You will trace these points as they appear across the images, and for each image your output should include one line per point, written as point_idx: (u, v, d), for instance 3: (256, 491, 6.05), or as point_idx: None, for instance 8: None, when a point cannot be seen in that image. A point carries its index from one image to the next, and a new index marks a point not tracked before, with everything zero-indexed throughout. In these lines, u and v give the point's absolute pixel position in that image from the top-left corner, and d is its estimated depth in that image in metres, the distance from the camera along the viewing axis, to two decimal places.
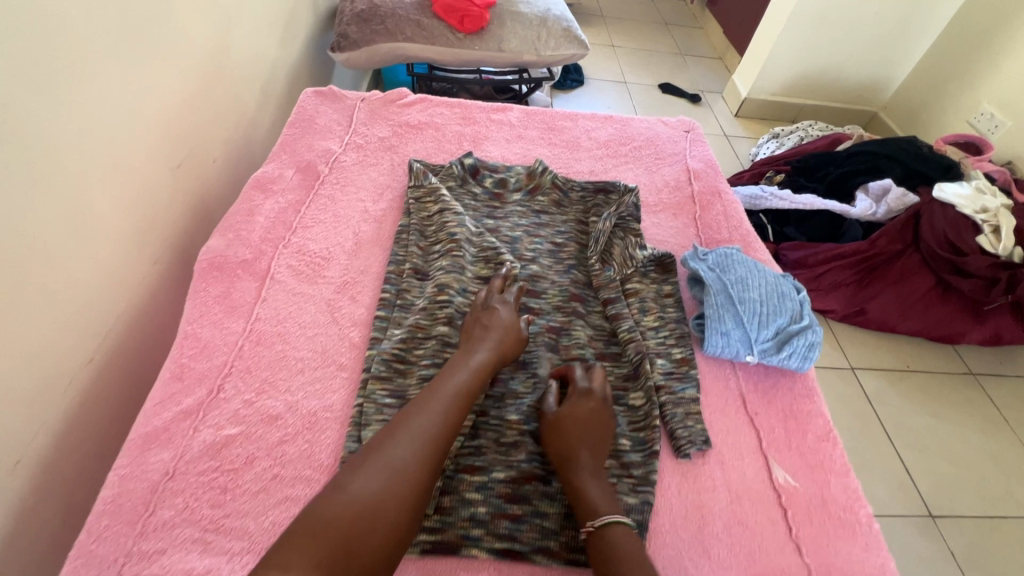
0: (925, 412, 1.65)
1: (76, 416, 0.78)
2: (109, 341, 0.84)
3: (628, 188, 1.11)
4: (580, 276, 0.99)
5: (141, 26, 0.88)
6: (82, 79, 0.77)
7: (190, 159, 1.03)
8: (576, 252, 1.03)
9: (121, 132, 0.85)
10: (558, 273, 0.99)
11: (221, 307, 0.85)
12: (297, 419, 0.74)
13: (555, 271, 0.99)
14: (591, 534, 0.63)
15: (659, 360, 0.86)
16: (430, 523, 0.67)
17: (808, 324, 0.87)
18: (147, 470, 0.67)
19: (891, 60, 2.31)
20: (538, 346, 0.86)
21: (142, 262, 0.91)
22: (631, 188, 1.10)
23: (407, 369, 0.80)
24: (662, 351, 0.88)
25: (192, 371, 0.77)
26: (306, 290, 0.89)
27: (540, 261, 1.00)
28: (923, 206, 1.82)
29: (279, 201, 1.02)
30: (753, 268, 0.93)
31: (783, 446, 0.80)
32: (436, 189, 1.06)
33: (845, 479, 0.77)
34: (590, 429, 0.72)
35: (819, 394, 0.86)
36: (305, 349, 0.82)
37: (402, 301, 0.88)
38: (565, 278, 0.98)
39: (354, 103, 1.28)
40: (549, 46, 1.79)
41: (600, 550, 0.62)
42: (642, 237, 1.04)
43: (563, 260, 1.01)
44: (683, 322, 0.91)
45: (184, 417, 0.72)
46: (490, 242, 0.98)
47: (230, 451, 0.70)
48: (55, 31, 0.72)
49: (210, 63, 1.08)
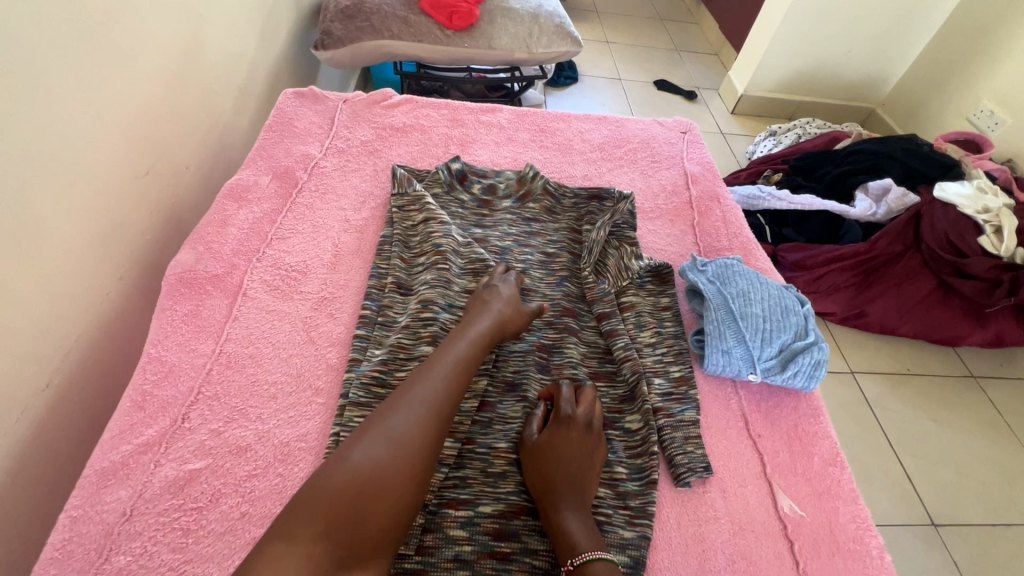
0: (928, 418, 1.61)
1: (31, 447, 0.72)
2: (68, 364, 0.78)
3: (623, 195, 1.06)
4: (573, 288, 0.94)
5: (100, 24, 0.82)
6: (30, 84, 0.71)
7: (158, 167, 0.98)
8: (568, 263, 0.98)
9: (78, 140, 0.79)
10: (549, 285, 0.93)
11: (188, 326, 0.79)
12: (268, 450, 0.69)
13: (547, 283, 0.94)
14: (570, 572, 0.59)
15: (656, 379, 0.81)
16: (411, 565, 0.62)
17: (813, 341, 0.82)
18: (102, 510, 0.62)
19: (890, 56, 2.26)
20: (529, 364, 0.81)
21: (104, 277, 0.85)
22: (627, 194, 1.06)
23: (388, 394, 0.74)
24: (659, 369, 0.83)
25: (155, 398, 0.71)
26: (281, 307, 0.84)
27: (530, 273, 0.94)
28: (923, 207, 1.78)
29: (254, 211, 0.96)
30: (755, 280, 0.89)
31: (788, 470, 0.75)
32: (421, 196, 1.00)
33: (853, 506, 0.73)
34: (571, 457, 0.68)
35: (824, 414, 0.82)
36: (279, 372, 0.76)
37: (383, 319, 0.83)
38: (557, 291, 0.93)
39: (335, 104, 1.22)
40: (541, 43, 1.74)
41: None
42: (638, 246, 0.99)
43: (555, 271, 0.96)
44: (681, 338, 0.87)
45: (146, 449, 0.67)
46: (478, 254, 0.93)
47: (194, 487, 0.64)
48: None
49: (179, 64, 1.02)
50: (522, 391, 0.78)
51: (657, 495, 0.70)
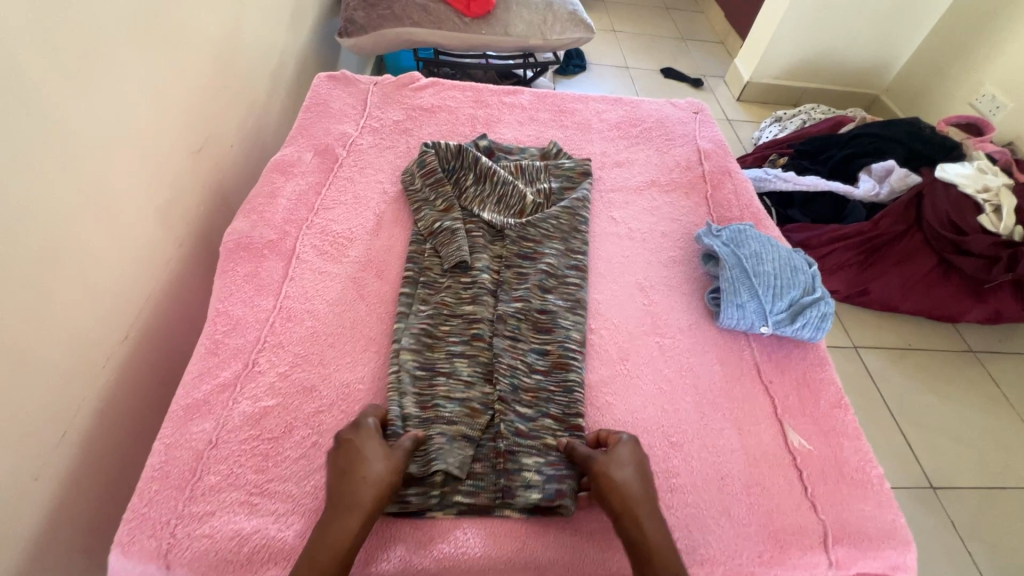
0: (928, 389, 1.68)
1: (114, 391, 0.80)
2: (141, 321, 0.86)
3: (583, 161, 1.16)
4: (529, 198, 1.04)
5: (158, 9, 0.89)
6: (105, 66, 0.78)
7: (207, 145, 1.05)
8: (572, 222, 1.02)
9: (145, 117, 0.87)
10: (555, 241, 0.99)
11: (250, 285, 0.87)
12: (332, 391, 0.77)
13: (554, 238, 0.99)
14: None
15: (578, 207, 1.05)
16: (466, 487, 0.70)
17: (820, 296, 0.90)
18: (191, 439, 0.70)
19: (895, 41, 2.31)
20: (558, 314, 0.88)
21: (167, 243, 0.93)
22: (586, 162, 1.15)
23: (434, 343, 0.83)
24: (583, 212, 1.05)
25: (227, 346, 0.79)
26: (330, 269, 0.91)
27: (535, 227, 1.00)
28: (925, 186, 1.83)
29: (300, 183, 1.04)
30: (766, 243, 0.95)
31: (797, 412, 0.83)
32: (449, 171, 1.08)
33: (856, 443, 0.80)
34: (649, 486, 0.66)
35: (830, 363, 0.89)
36: (333, 324, 0.84)
37: (425, 279, 0.91)
38: (563, 247, 0.98)
39: (366, 87, 1.29)
40: (555, 30, 1.79)
41: None
42: (588, 208, 1.07)
43: (560, 227, 1.01)
44: (678, 304, 0.94)
45: (223, 389, 0.75)
46: (472, 210, 1.02)
47: (268, 421, 0.73)
48: (67, 8, 0.71)
49: (223, 47, 1.10)
50: (552, 336, 0.85)
51: (679, 432, 0.78)
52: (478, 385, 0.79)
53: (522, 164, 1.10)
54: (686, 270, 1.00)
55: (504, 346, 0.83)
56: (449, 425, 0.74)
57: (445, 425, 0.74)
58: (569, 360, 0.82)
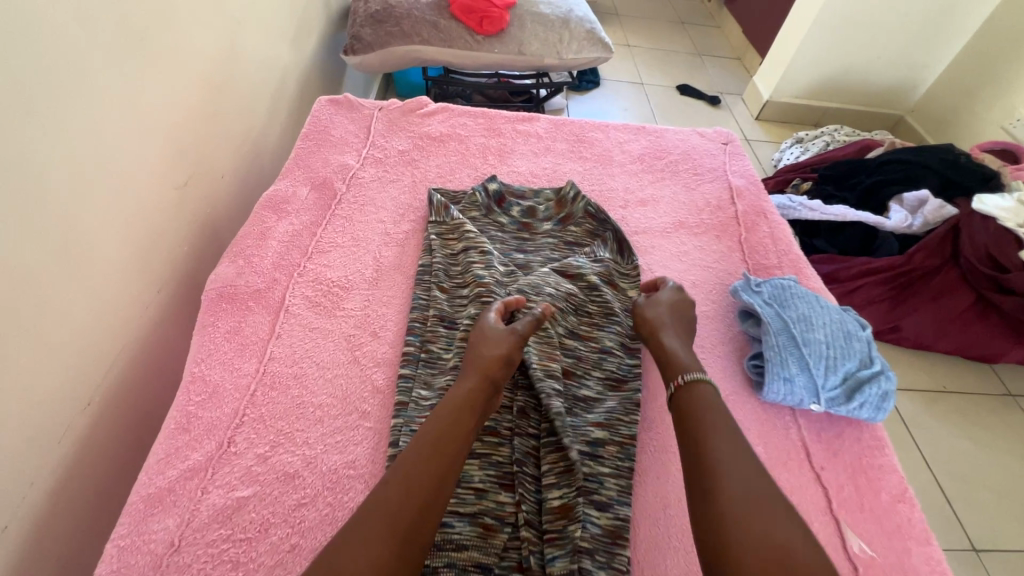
0: (968, 438, 1.55)
1: (70, 467, 0.70)
2: (109, 383, 0.77)
3: (579, 194, 1.05)
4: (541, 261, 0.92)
5: (145, 33, 0.81)
6: (80, 98, 0.70)
7: (198, 174, 0.96)
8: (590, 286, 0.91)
9: (128, 152, 0.79)
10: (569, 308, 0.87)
11: (231, 344, 0.77)
12: (317, 479, 0.66)
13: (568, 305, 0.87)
14: (680, 387, 0.71)
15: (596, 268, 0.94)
16: None
17: (879, 369, 0.79)
18: (150, 540, 0.60)
19: (925, 62, 2.20)
20: (585, 404, 0.77)
21: (145, 289, 0.84)
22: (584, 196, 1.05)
23: None
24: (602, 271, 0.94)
25: (200, 421, 0.69)
26: (324, 325, 0.81)
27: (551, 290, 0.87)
28: (961, 219, 1.70)
29: (294, 222, 0.94)
30: (815, 303, 0.86)
31: (855, 507, 0.71)
32: (460, 224, 0.96)
33: (927, 548, 0.68)
34: (682, 320, 0.82)
35: (889, 446, 0.78)
36: (324, 394, 0.74)
37: (427, 356, 0.79)
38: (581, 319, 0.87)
39: (371, 112, 1.20)
40: (571, 48, 1.70)
41: (689, 399, 0.68)
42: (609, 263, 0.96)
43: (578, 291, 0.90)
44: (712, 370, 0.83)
45: (192, 475, 0.65)
46: (477, 273, 0.88)
47: (242, 516, 0.62)
48: (28, 37, 0.62)
49: (218, 69, 1.01)
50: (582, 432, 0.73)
51: None
52: (495, 496, 0.67)
53: (534, 223, 1.03)
54: (720, 329, 0.89)
55: (525, 447, 0.71)
56: (460, 552, 0.62)
57: (455, 553, 0.61)
58: (599, 467, 0.70)
